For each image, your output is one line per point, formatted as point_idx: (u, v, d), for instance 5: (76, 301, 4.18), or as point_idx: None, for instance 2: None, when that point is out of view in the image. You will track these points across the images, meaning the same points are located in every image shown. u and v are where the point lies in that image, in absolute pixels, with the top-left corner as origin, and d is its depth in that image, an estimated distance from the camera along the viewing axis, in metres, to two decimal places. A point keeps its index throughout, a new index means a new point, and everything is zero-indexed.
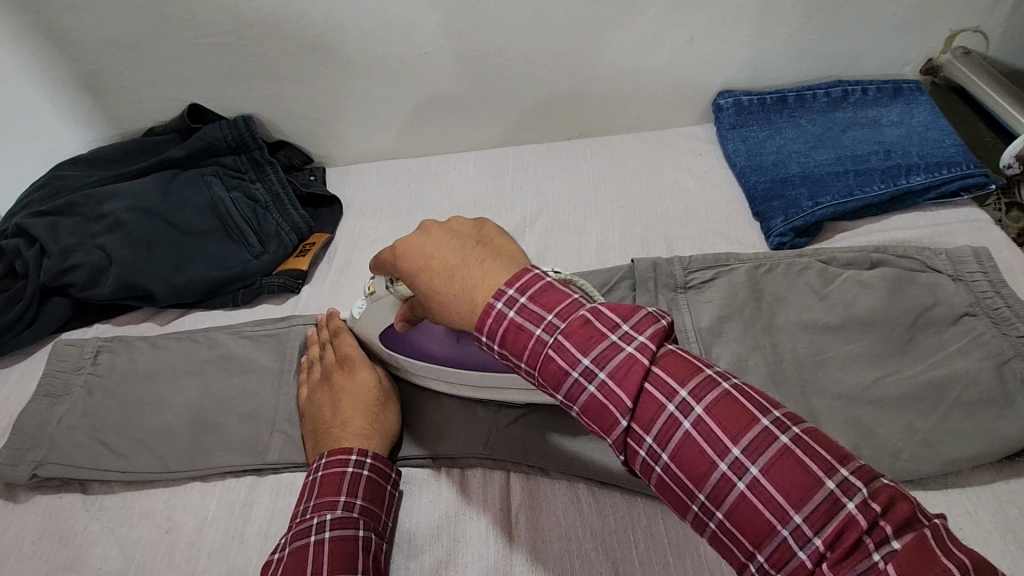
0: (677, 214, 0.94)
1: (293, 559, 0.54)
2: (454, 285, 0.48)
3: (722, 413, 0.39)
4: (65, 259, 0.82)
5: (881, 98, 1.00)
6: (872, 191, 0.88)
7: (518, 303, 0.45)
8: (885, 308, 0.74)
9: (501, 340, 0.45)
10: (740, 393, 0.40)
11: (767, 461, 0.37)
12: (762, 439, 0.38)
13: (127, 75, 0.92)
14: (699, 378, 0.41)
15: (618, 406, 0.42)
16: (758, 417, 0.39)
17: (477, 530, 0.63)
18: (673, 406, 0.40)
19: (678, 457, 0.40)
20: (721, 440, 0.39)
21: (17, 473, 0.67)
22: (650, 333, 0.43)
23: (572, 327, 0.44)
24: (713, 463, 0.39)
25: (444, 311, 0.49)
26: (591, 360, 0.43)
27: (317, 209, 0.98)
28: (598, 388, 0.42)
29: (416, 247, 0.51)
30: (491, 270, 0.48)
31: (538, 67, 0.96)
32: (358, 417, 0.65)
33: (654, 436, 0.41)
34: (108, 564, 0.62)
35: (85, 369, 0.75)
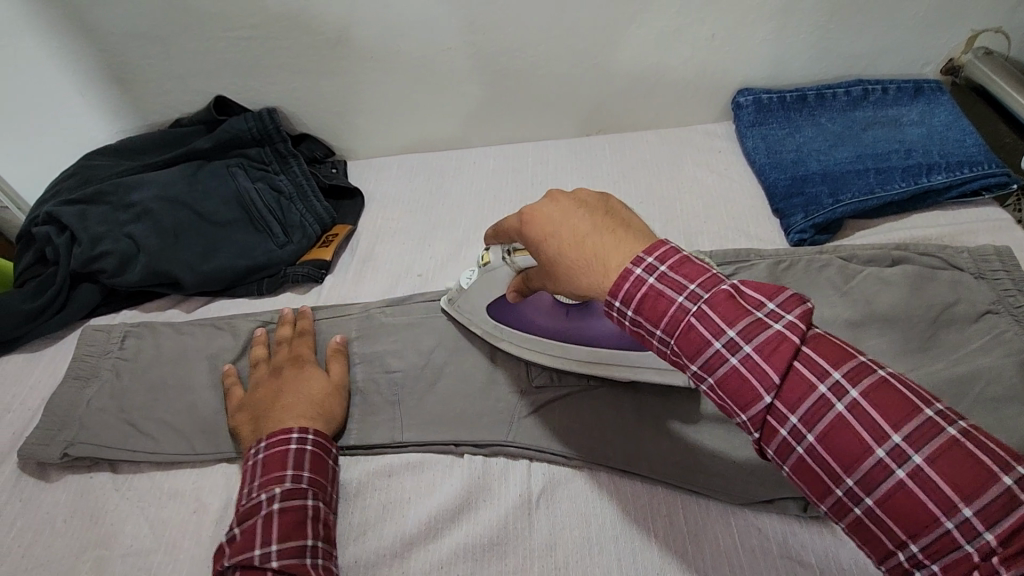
0: (696, 211, 0.94)
1: (245, 535, 0.56)
2: (584, 252, 0.50)
3: (882, 398, 0.39)
4: (94, 246, 0.84)
5: (902, 98, 1.01)
6: (894, 189, 0.88)
7: (658, 270, 0.46)
8: (905, 304, 0.74)
9: (637, 307, 0.46)
10: (899, 380, 0.40)
11: (932, 450, 0.37)
12: (927, 427, 0.37)
13: (156, 67, 0.94)
14: (854, 361, 0.40)
15: (763, 382, 0.42)
16: (923, 406, 0.38)
17: (496, 516, 0.63)
18: (826, 387, 0.40)
19: (828, 437, 0.40)
20: (880, 424, 0.38)
21: (48, 453, 0.68)
22: (799, 312, 0.43)
23: (717, 301, 0.44)
24: (869, 445, 0.38)
25: (574, 276, 0.51)
26: (736, 333, 0.43)
27: (339, 201, 1.00)
28: (741, 361, 0.43)
29: (546, 214, 0.53)
30: (621, 241, 0.49)
31: (560, 63, 0.97)
32: (300, 404, 0.66)
33: (801, 415, 0.41)
34: (138, 543, 0.63)
35: (113, 353, 0.77)
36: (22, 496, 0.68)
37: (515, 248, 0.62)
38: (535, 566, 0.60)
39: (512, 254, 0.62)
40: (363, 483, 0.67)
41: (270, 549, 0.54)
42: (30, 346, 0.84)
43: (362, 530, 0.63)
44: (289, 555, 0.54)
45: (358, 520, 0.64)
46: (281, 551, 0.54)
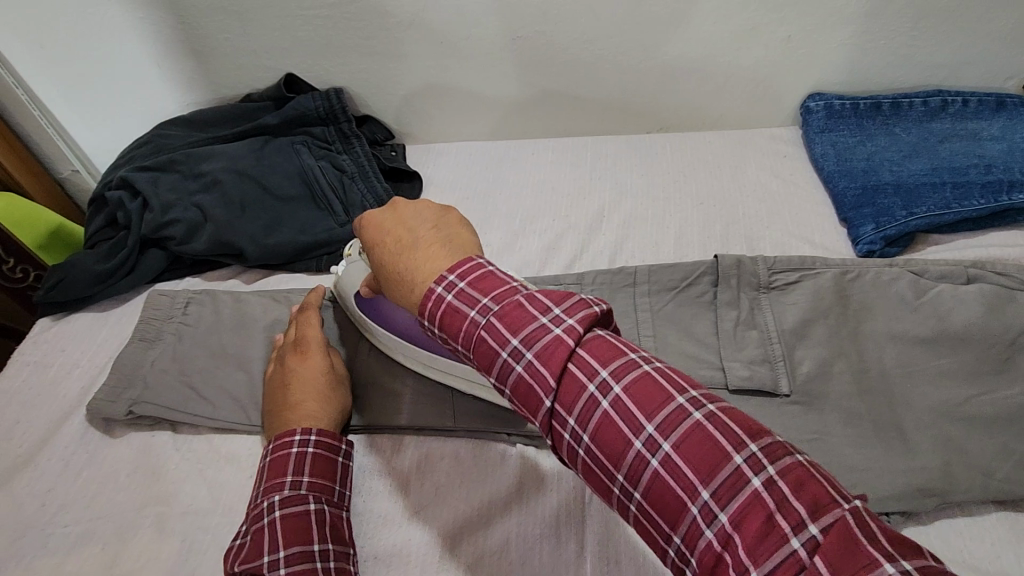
0: (760, 214, 0.93)
1: (255, 541, 0.56)
2: (400, 262, 0.52)
3: (639, 392, 0.42)
4: (164, 214, 0.86)
5: (982, 111, 0.96)
6: (971, 205, 0.85)
7: (456, 287, 0.48)
8: (981, 323, 0.71)
9: (439, 324, 0.48)
10: (660, 373, 0.43)
11: (678, 437, 0.40)
12: (675, 416, 0.40)
13: (232, 42, 0.96)
14: (622, 360, 0.43)
15: (543, 387, 0.44)
16: (675, 395, 0.41)
17: (549, 508, 0.63)
18: (594, 386, 0.43)
19: (597, 436, 0.42)
20: (638, 417, 0.41)
21: (114, 409, 0.70)
22: (580, 315, 0.45)
23: (505, 312, 0.46)
24: (630, 440, 0.41)
25: (392, 286, 0.53)
26: (519, 342, 0.45)
27: (397, 183, 1.00)
28: (524, 368, 0.45)
29: (379, 222, 0.56)
30: (435, 252, 0.52)
31: (628, 56, 0.96)
32: (315, 399, 0.66)
33: (577, 415, 0.43)
34: (198, 503, 0.65)
35: (177, 318, 0.78)
36: (89, 449, 0.70)
37: None
38: (587, 563, 0.59)
39: None
40: (421, 463, 0.67)
41: (279, 556, 0.55)
42: (98, 306, 0.86)
43: (419, 510, 0.64)
44: (297, 561, 0.55)
45: (415, 500, 0.65)
46: (287, 557, 0.55)
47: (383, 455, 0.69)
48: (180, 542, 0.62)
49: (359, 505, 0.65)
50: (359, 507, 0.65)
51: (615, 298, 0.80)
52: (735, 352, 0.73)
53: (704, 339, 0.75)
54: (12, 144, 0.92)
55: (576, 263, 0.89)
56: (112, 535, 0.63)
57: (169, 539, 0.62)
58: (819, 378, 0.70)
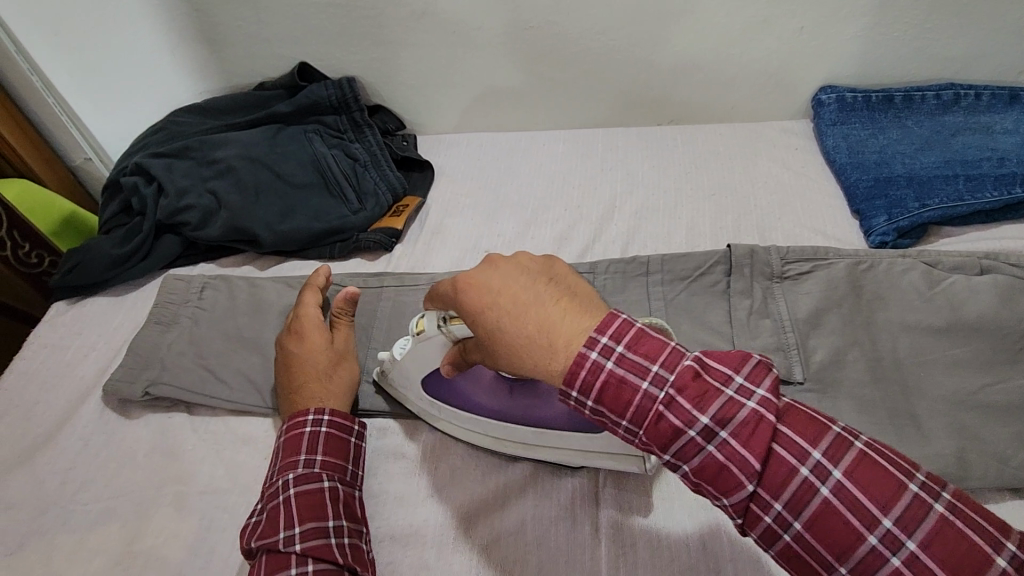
0: (772, 205, 0.93)
1: (270, 519, 0.56)
2: (529, 329, 0.46)
3: (865, 479, 0.39)
4: (179, 199, 0.86)
5: (995, 104, 0.96)
6: (984, 197, 0.85)
7: (617, 354, 0.44)
8: (995, 313, 0.71)
9: (601, 397, 0.44)
10: (877, 453, 0.40)
11: (924, 533, 0.37)
12: (911, 507, 0.38)
13: (246, 31, 0.97)
14: (831, 438, 0.41)
15: (745, 471, 0.41)
16: (905, 481, 0.39)
17: (565, 490, 0.63)
18: (808, 469, 0.40)
19: (816, 525, 0.39)
20: (868, 508, 0.38)
21: (131, 391, 0.71)
22: (768, 384, 0.42)
23: (684, 383, 0.42)
24: (860, 533, 0.38)
25: (518, 357, 0.46)
26: (711, 420, 0.41)
27: (409, 172, 1.01)
28: (720, 449, 0.41)
29: (483, 282, 0.49)
30: (571, 315, 0.46)
31: (641, 48, 0.96)
32: (322, 381, 0.67)
33: (786, 501, 0.40)
34: (216, 483, 0.65)
35: (192, 302, 0.79)
36: (107, 429, 0.70)
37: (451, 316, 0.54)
38: (604, 544, 0.59)
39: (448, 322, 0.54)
40: (435, 446, 0.68)
41: (294, 532, 0.55)
42: (114, 291, 0.86)
43: (435, 491, 0.64)
44: (313, 536, 0.55)
45: (431, 482, 0.65)
46: (303, 532, 0.55)
47: (398, 438, 0.69)
48: (198, 519, 0.62)
49: (374, 486, 0.65)
50: (375, 489, 0.65)
51: (628, 287, 0.80)
52: (748, 340, 0.73)
53: (717, 327, 0.75)
54: (27, 131, 0.92)
55: (588, 252, 0.89)
56: (131, 513, 0.63)
57: (188, 518, 0.62)
58: (833, 365, 0.70)
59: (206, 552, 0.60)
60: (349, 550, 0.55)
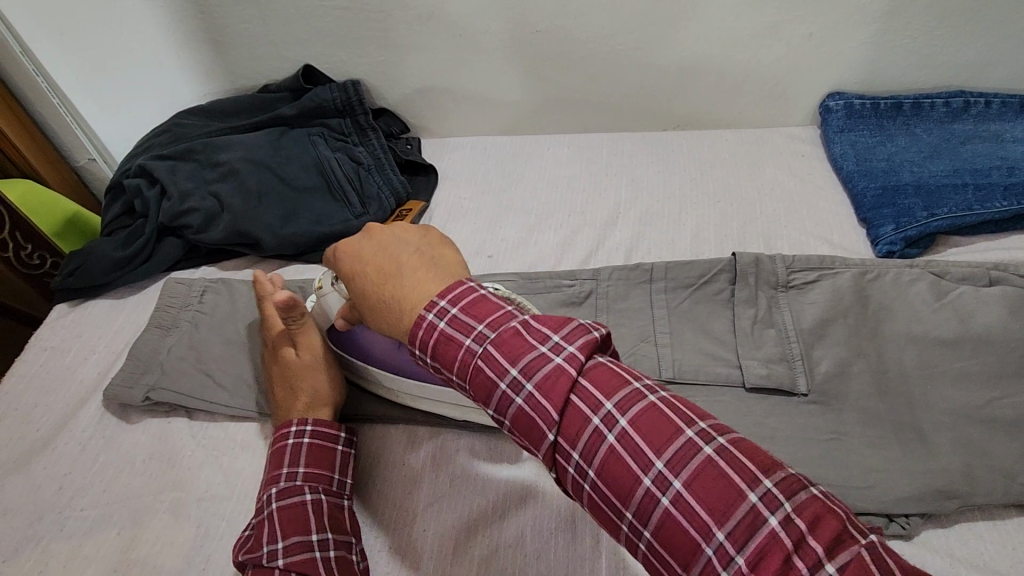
0: (778, 212, 0.92)
1: (256, 533, 0.56)
2: (385, 291, 0.52)
3: (647, 425, 0.41)
4: (182, 202, 0.86)
5: (1005, 113, 0.95)
6: (993, 207, 0.84)
7: (449, 314, 0.47)
8: (1004, 326, 0.70)
9: (432, 354, 0.47)
10: (667, 404, 0.42)
11: (689, 474, 0.39)
12: (685, 451, 0.39)
13: (252, 33, 0.97)
14: (626, 390, 0.43)
15: (545, 419, 0.43)
16: (683, 427, 0.40)
17: (564, 502, 0.62)
18: (598, 418, 0.42)
19: (603, 471, 0.41)
20: (646, 453, 0.40)
21: (131, 395, 0.71)
22: (580, 343, 0.45)
23: (502, 340, 0.45)
24: (638, 475, 0.40)
25: (377, 318, 0.52)
26: (518, 372, 0.44)
27: (413, 176, 1.00)
28: (525, 400, 0.44)
29: (358, 250, 0.56)
30: (423, 280, 0.51)
31: (647, 52, 0.95)
32: (296, 394, 0.66)
33: (580, 449, 0.42)
34: (214, 489, 0.65)
35: (193, 306, 0.79)
36: (105, 434, 0.70)
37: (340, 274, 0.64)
38: (603, 558, 0.59)
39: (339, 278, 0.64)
40: (434, 456, 0.67)
41: (277, 547, 0.55)
42: (115, 293, 0.86)
43: (434, 500, 0.64)
44: (296, 551, 0.55)
45: (430, 491, 0.65)
46: (286, 547, 0.55)
47: (397, 446, 0.69)
48: (195, 527, 0.62)
49: (373, 496, 0.65)
50: (373, 498, 0.65)
51: (631, 294, 0.79)
52: (752, 350, 0.72)
53: (720, 337, 0.74)
54: (31, 132, 0.92)
55: (592, 259, 0.88)
56: (128, 520, 0.63)
57: (186, 524, 0.62)
58: (838, 377, 0.70)
59: (202, 559, 0.60)
60: (335, 563, 0.55)
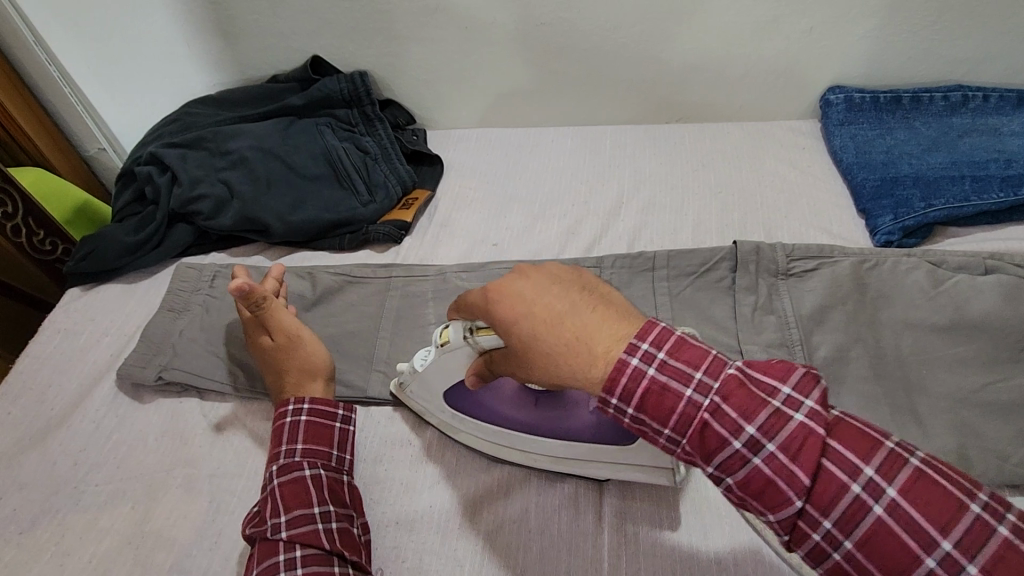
0: (779, 203, 0.93)
1: (261, 509, 0.58)
2: (566, 335, 0.44)
3: (918, 495, 0.37)
4: (192, 189, 0.87)
5: (1004, 106, 0.97)
6: (990, 198, 0.85)
7: (659, 360, 0.43)
8: (999, 312, 0.71)
9: (643, 405, 0.43)
10: (935, 470, 0.38)
11: (984, 557, 0.35)
12: (973, 529, 0.35)
13: (261, 24, 0.98)
14: (882, 453, 0.39)
15: (793, 484, 0.40)
16: (965, 501, 0.36)
17: (568, 481, 0.64)
18: (859, 486, 0.38)
19: (866, 543, 0.38)
20: (926, 530, 0.36)
21: (144, 375, 0.72)
22: (817, 396, 0.41)
23: (732, 394, 0.42)
24: (916, 553, 0.36)
25: (553, 369, 0.45)
26: (758, 430, 0.41)
27: (419, 166, 1.01)
28: (766, 461, 0.40)
29: (519, 292, 0.46)
30: (608, 322, 0.45)
31: (650, 45, 0.97)
32: (284, 375, 0.67)
33: (836, 517, 0.39)
34: (225, 466, 0.66)
35: (204, 290, 0.80)
36: (118, 412, 0.71)
37: (477, 326, 0.52)
38: (606, 533, 0.60)
39: (473, 332, 0.53)
40: (440, 437, 0.69)
41: (281, 520, 0.56)
42: (127, 278, 0.88)
43: (440, 478, 0.65)
44: (299, 523, 0.56)
45: (436, 470, 0.66)
46: (289, 519, 0.56)
47: (405, 427, 0.70)
48: (207, 502, 0.64)
49: (380, 475, 0.66)
50: (380, 476, 0.66)
51: (634, 281, 0.81)
52: (752, 335, 0.74)
53: (721, 323, 0.76)
54: (42, 121, 0.93)
55: (595, 247, 0.90)
56: (142, 494, 0.65)
57: (200, 499, 0.64)
58: (836, 362, 0.71)
59: (215, 533, 0.61)
60: (337, 534, 0.56)
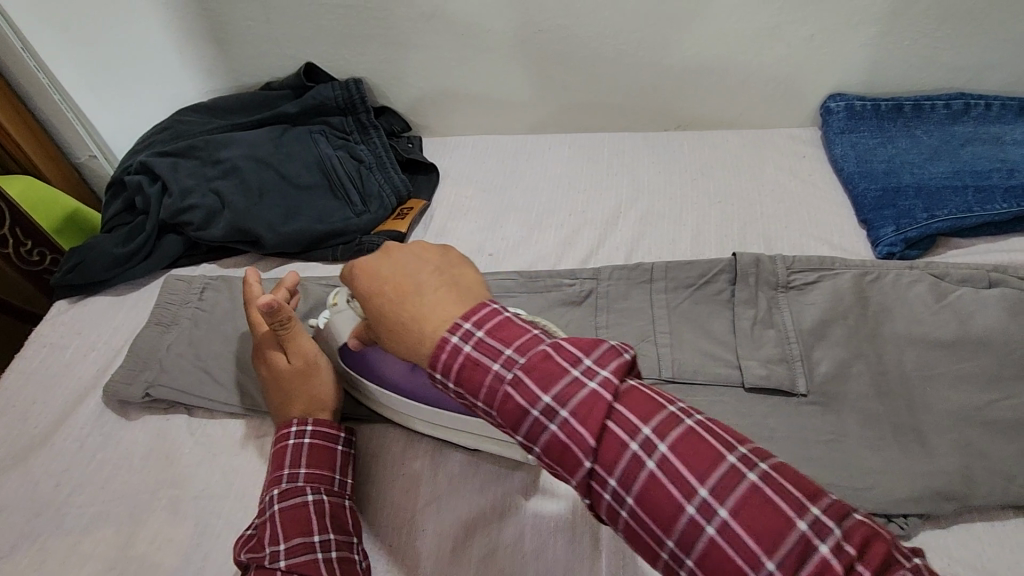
0: (778, 213, 0.92)
1: (257, 535, 0.57)
2: (408, 308, 0.49)
3: (687, 451, 0.41)
4: (183, 199, 0.86)
5: (1006, 115, 0.95)
6: (994, 209, 0.84)
7: (474, 338, 0.46)
8: (1003, 327, 0.70)
9: (459, 378, 0.46)
10: (706, 429, 0.42)
11: (734, 501, 0.39)
12: (729, 477, 0.40)
13: (253, 30, 0.97)
14: (661, 415, 0.43)
15: (582, 447, 0.43)
16: (724, 454, 0.40)
17: (564, 502, 0.62)
18: (637, 445, 0.42)
19: (642, 498, 0.41)
20: (690, 481, 0.40)
21: (131, 392, 0.71)
22: (613, 366, 0.44)
23: (532, 364, 0.45)
24: (681, 503, 0.40)
25: (395, 340, 0.50)
26: (552, 399, 0.43)
27: (414, 174, 1.00)
28: (560, 427, 0.43)
29: (374, 269, 0.53)
30: (448, 300, 0.49)
31: (649, 52, 0.96)
32: (291, 400, 0.65)
33: (620, 476, 0.42)
34: (212, 486, 0.65)
35: (193, 303, 0.79)
36: (104, 431, 0.70)
37: None
38: (603, 556, 0.59)
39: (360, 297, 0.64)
40: (433, 456, 0.67)
41: (280, 548, 0.55)
42: (115, 290, 0.86)
43: (433, 499, 0.64)
44: (299, 552, 0.55)
45: (428, 490, 0.65)
46: (289, 549, 0.55)
47: (397, 445, 0.69)
48: (193, 524, 0.62)
49: (372, 496, 0.65)
50: (373, 497, 0.65)
51: (632, 294, 0.79)
52: (751, 350, 0.72)
53: (720, 337, 0.74)
54: (32, 128, 0.92)
55: (591, 258, 0.88)
56: (127, 516, 0.63)
57: (185, 521, 0.62)
58: (837, 379, 0.70)
59: (200, 556, 0.60)
60: (337, 564, 0.55)
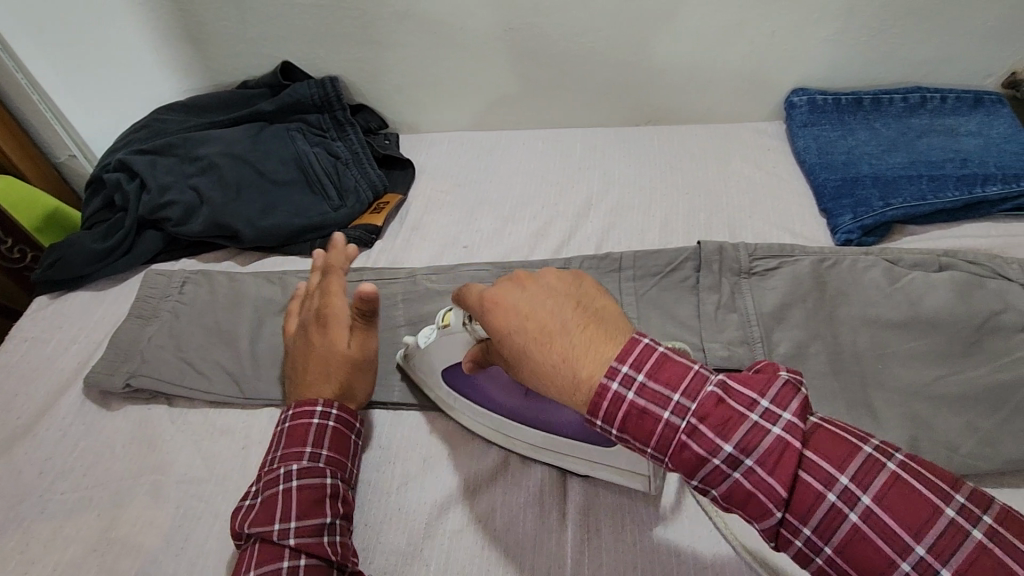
0: (744, 203, 0.95)
1: (268, 506, 0.57)
2: (552, 350, 0.47)
3: (893, 502, 0.39)
4: (161, 195, 0.87)
5: (960, 107, 0.99)
6: (946, 197, 0.88)
7: (636, 383, 0.44)
8: (951, 307, 0.74)
9: (622, 425, 0.45)
10: (914, 476, 0.39)
11: (955, 561, 0.36)
12: (948, 533, 0.37)
13: (230, 30, 0.98)
14: (858, 460, 0.40)
15: (772, 498, 0.41)
16: (939, 506, 0.38)
17: (534, 480, 0.65)
18: (834, 495, 0.40)
19: (845, 550, 0.39)
20: (900, 535, 0.38)
21: (112, 383, 0.72)
22: (794, 408, 0.42)
23: (706, 410, 0.43)
24: (893, 559, 0.38)
25: (543, 384, 0.48)
26: (734, 448, 0.42)
27: (390, 170, 1.02)
28: (744, 476, 0.42)
29: (509, 302, 0.50)
30: (593, 339, 0.47)
31: (619, 50, 0.98)
32: (326, 381, 0.66)
33: (815, 525, 0.40)
34: (192, 471, 0.66)
35: (173, 296, 0.80)
36: (86, 420, 0.71)
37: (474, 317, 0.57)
38: (570, 527, 0.61)
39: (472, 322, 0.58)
40: (408, 440, 0.70)
41: (291, 525, 0.56)
42: (96, 285, 0.87)
43: (408, 479, 0.66)
44: (310, 532, 0.56)
45: (401, 471, 0.67)
46: (300, 527, 0.55)
47: (373, 429, 0.71)
48: (175, 508, 0.64)
49: None
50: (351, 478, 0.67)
51: (601, 282, 0.82)
52: (715, 333, 0.75)
53: (685, 321, 0.77)
54: (11, 128, 0.93)
55: (564, 248, 0.91)
56: (109, 501, 0.65)
57: (166, 505, 0.64)
58: (796, 359, 0.73)
59: (181, 538, 0.62)
60: (342, 549, 0.57)
